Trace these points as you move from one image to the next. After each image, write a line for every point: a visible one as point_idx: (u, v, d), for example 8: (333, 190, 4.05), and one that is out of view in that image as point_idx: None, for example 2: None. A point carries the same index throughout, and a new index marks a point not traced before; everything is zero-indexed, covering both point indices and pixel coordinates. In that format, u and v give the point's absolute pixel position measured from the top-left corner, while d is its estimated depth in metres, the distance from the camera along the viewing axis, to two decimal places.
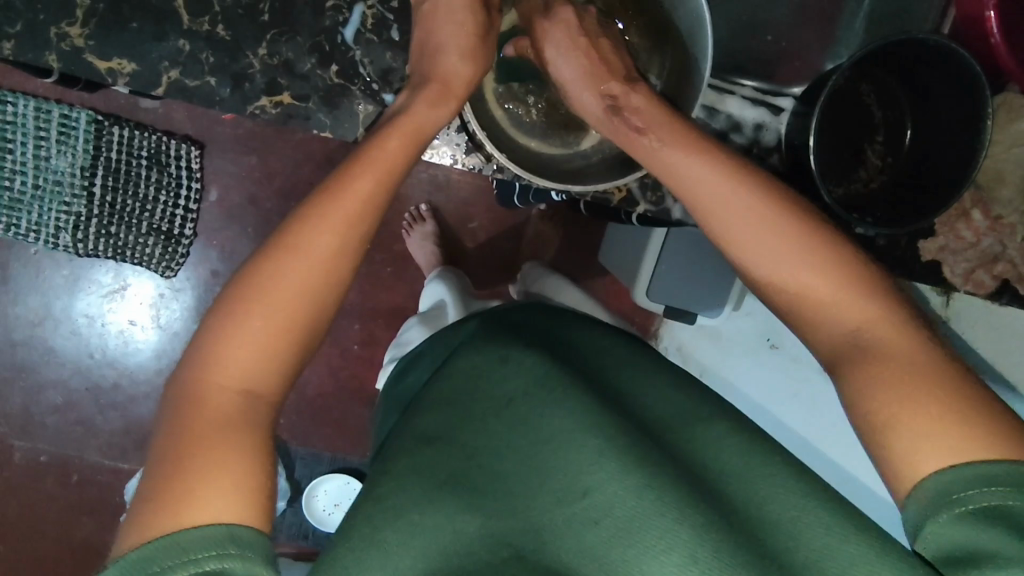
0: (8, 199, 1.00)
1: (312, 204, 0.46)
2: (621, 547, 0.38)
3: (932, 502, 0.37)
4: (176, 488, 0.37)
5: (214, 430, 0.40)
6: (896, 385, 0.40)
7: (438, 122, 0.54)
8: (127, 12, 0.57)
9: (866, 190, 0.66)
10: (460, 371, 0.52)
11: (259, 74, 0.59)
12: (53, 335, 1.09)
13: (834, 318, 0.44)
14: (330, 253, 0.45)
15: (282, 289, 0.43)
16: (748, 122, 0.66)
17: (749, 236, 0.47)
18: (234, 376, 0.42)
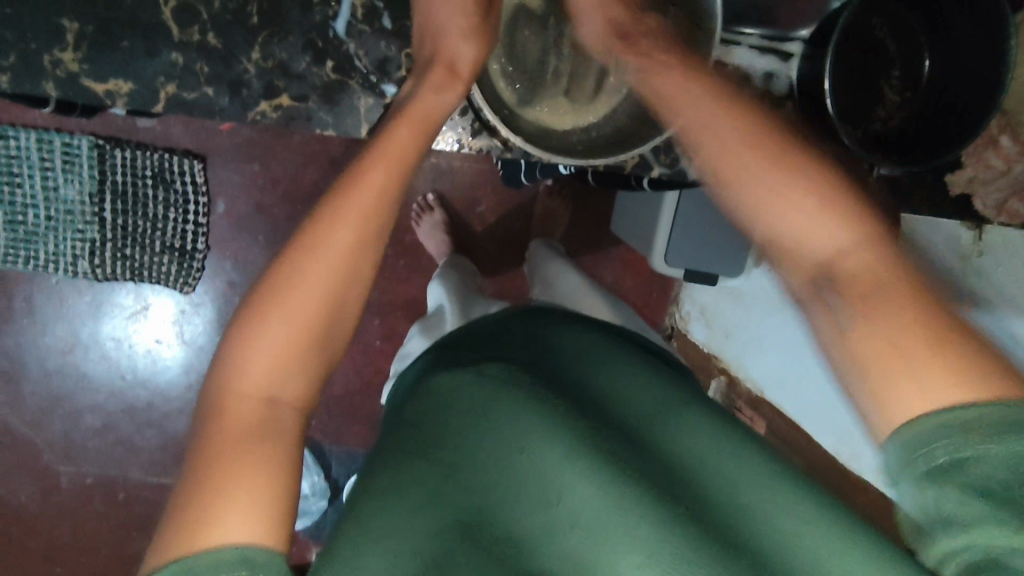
0: (24, 232, 1.01)
1: (329, 203, 0.45)
2: (600, 546, 0.38)
3: (909, 451, 0.34)
4: (203, 496, 0.38)
5: (238, 439, 0.40)
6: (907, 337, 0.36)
7: (444, 105, 0.53)
8: (115, 29, 0.57)
9: (885, 127, 0.65)
10: (446, 380, 0.51)
11: (255, 79, 0.59)
12: (84, 361, 1.10)
13: (833, 255, 0.41)
14: (347, 253, 0.44)
15: (303, 290, 0.43)
16: (758, 72, 0.64)
17: (753, 176, 0.45)
18: (261, 383, 0.42)
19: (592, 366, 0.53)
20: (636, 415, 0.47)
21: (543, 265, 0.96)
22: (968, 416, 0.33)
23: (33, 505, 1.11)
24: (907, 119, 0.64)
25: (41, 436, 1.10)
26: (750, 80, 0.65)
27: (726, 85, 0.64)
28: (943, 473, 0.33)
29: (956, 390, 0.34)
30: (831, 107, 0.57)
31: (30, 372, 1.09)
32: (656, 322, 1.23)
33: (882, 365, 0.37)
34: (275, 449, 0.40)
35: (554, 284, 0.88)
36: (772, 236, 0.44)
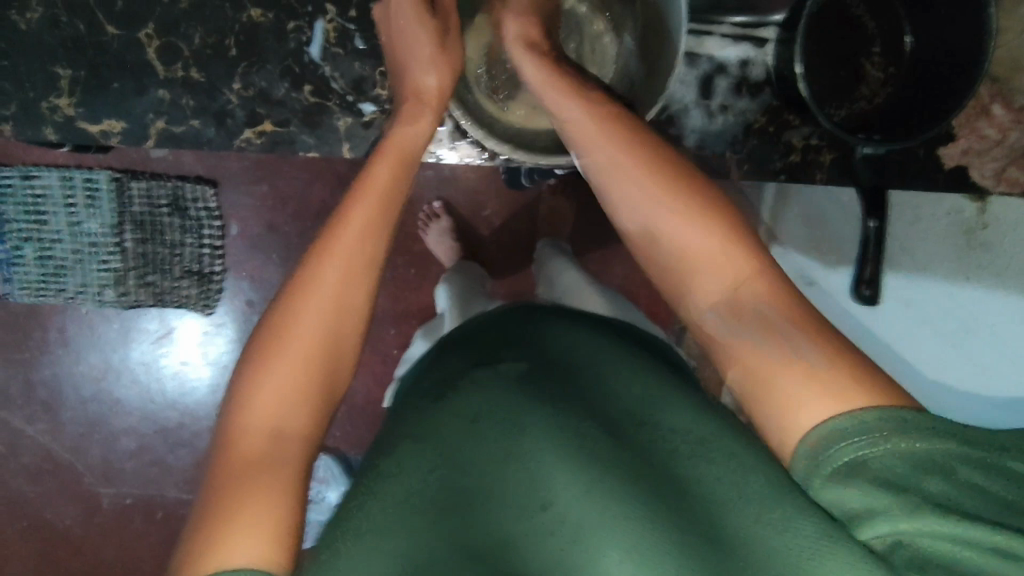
0: (53, 267, 1.06)
1: (320, 245, 0.48)
2: (585, 540, 0.39)
3: (819, 449, 0.38)
4: (215, 527, 0.39)
5: (245, 470, 0.42)
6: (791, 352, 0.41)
7: (421, 135, 0.55)
8: (106, 73, 0.63)
9: (871, 105, 0.64)
10: (438, 390, 0.53)
11: (238, 108, 0.64)
12: (116, 386, 1.15)
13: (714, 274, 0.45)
14: (340, 285, 0.47)
15: (302, 328, 0.46)
16: (732, 62, 0.66)
17: (625, 182, 0.48)
18: (267, 419, 0.43)
19: (580, 360, 0.53)
20: (622, 404, 0.48)
21: (545, 262, 0.98)
22: (869, 417, 0.37)
23: (78, 527, 1.16)
24: (891, 95, 0.63)
25: (81, 460, 1.15)
26: (726, 68, 0.67)
27: (701, 77, 0.66)
28: (850, 468, 0.36)
29: (833, 394, 0.39)
30: (808, 93, 0.57)
31: (67, 400, 1.14)
32: (670, 313, 1.22)
33: (767, 377, 0.41)
34: (279, 475, 0.42)
35: (555, 282, 0.90)
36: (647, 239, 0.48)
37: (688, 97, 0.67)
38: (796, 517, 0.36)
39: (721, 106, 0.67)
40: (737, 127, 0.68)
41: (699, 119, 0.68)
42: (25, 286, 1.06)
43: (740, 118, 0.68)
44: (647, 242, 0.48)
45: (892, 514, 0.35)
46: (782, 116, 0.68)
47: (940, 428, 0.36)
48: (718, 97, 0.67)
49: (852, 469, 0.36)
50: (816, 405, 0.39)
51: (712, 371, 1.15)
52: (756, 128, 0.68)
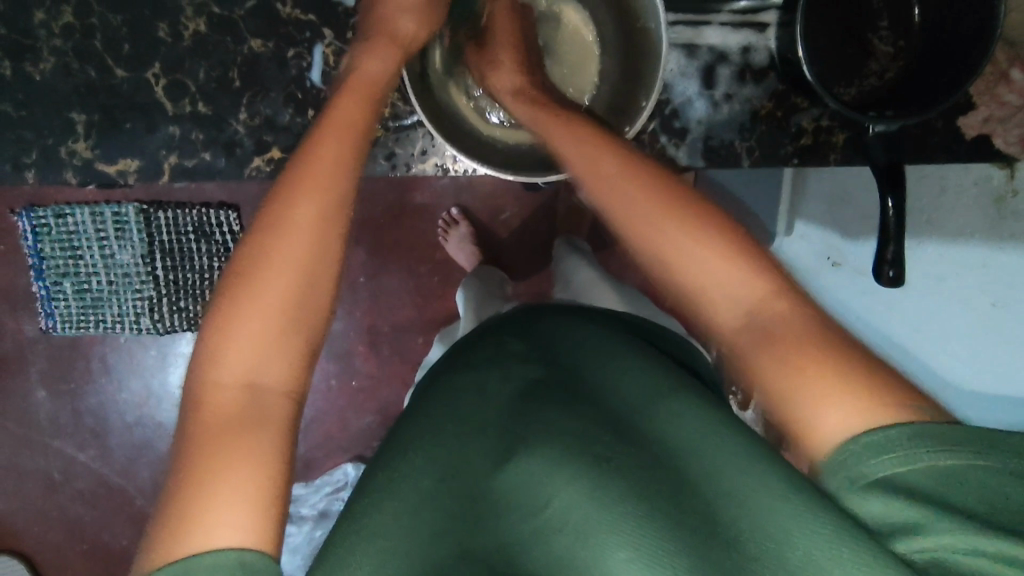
0: (90, 299, 1.10)
1: (279, 195, 0.50)
2: (590, 544, 0.38)
3: (838, 465, 0.38)
4: (192, 487, 0.40)
5: (222, 427, 0.43)
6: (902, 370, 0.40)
7: (379, 96, 0.59)
8: (119, 115, 0.70)
9: (881, 82, 0.63)
10: (446, 394, 0.54)
11: (246, 137, 0.71)
12: (158, 410, 1.19)
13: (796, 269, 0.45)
14: (309, 242, 0.48)
15: (265, 297, 0.46)
16: (734, 48, 0.72)
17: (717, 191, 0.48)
18: (237, 370, 0.45)
19: (585, 364, 0.54)
20: (626, 407, 0.48)
21: (561, 261, 0.97)
22: (890, 435, 0.37)
23: (134, 547, 1.21)
24: (902, 70, 0.63)
25: (132, 483, 1.19)
26: (728, 56, 0.73)
27: (702, 65, 0.73)
28: (916, 477, 0.36)
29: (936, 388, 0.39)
30: (812, 78, 0.56)
31: (113, 427, 1.18)
32: None
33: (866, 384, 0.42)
34: (267, 430, 0.43)
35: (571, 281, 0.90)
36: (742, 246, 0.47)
37: (691, 89, 0.74)
38: (816, 518, 0.36)
39: (725, 94, 0.74)
40: (743, 113, 0.74)
41: (704, 106, 0.74)
42: (65, 319, 1.11)
43: (746, 104, 0.74)
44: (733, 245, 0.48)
45: (932, 533, 0.34)
46: (789, 101, 0.74)
47: (965, 435, 0.36)
48: (722, 86, 0.74)
49: (930, 475, 0.36)
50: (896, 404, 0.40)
51: None
52: (763, 113, 0.74)
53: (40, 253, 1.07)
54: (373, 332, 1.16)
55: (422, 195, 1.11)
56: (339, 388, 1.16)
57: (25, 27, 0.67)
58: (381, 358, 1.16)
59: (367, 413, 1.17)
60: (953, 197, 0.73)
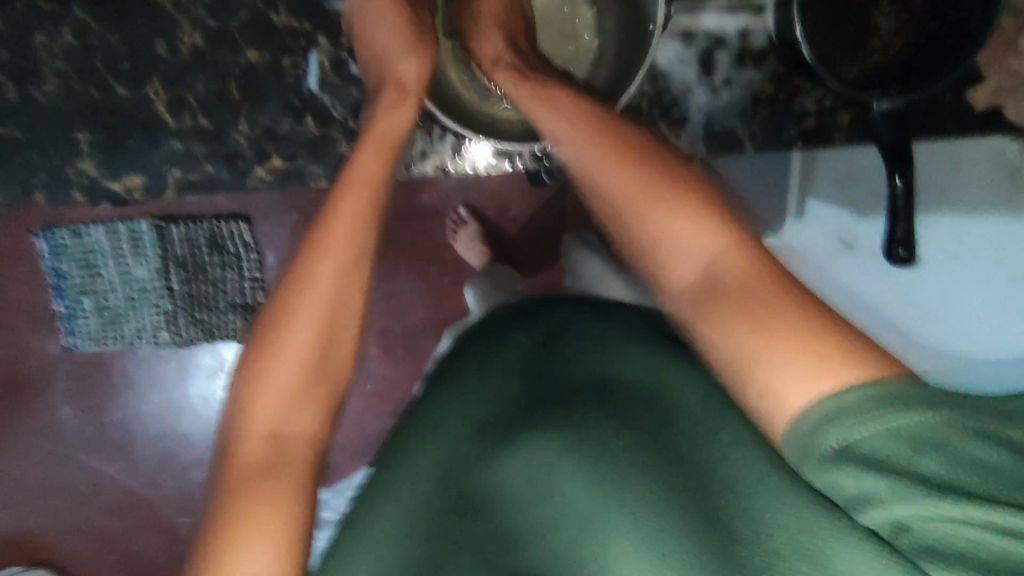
0: (110, 315, 1.12)
1: (308, 246, 0.52)
2: (588, 540, 0.41)
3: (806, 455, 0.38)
4: (227, 527, 0.44)
5: (253, 472, 0.46)
6: (762, 336, 0.42)
7: (402, 123, 0.61)
8: (122, 133, 0.71)
9: (886, 58, 0.62)
10: (452, 383, 0.55)
11: (247, 148, 0.72)
12: (180, 421, 1.21)
13: (676, 258, 0.48)
14: (333, 294, 0.51)
15: (293, 351, 0.49)
16: (732, 33, 0.73)
17: (631, 178, 0.50)
18: (267, 420, 0.48)
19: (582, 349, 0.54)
20: (629, 388, 0.49)
21: (570, 254, 0.97)
22: (855, 400, 0.37)
23: (163, 556, 1.23)
24: (906, 44, 0.62)
25: (158, 493, 1.21)
26: (726, 41, 0.73)
27: (700, 52, 0.74)
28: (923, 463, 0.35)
29: (814, 359, 0.40)
30: (808, 57, 0.57)
31: (138, 438, 1.20)
32: None
33: (745, 358, 0.42)
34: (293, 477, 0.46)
35: (580, 273, 0.91)
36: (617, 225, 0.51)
37: (689, 77, 0.75)
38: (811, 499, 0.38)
39: (725, 79, 0.75)
40: (743, 98, 0.76)
41: (705, 94, 0.75)
42: (87, 336, 1.13)
43: (745, 89, 0.75)
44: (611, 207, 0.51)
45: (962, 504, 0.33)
46: (790, 82, 0.75)
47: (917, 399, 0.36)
48: (721, 72, 0.75)
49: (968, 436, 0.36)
50: (794, 371, 0.40)
51: None
52: (764, 97, 0.76)
53: (58, 272, 1.09)
54: (388, 335, 1.16)
55: (429, 196, 1.12)
56: (357, 392, 1.16)
57: (26, 51, 0.68)
58: (396, 360, 1.17)
59: (385, 416, 1.18)
60: (966, 160, 0.74)
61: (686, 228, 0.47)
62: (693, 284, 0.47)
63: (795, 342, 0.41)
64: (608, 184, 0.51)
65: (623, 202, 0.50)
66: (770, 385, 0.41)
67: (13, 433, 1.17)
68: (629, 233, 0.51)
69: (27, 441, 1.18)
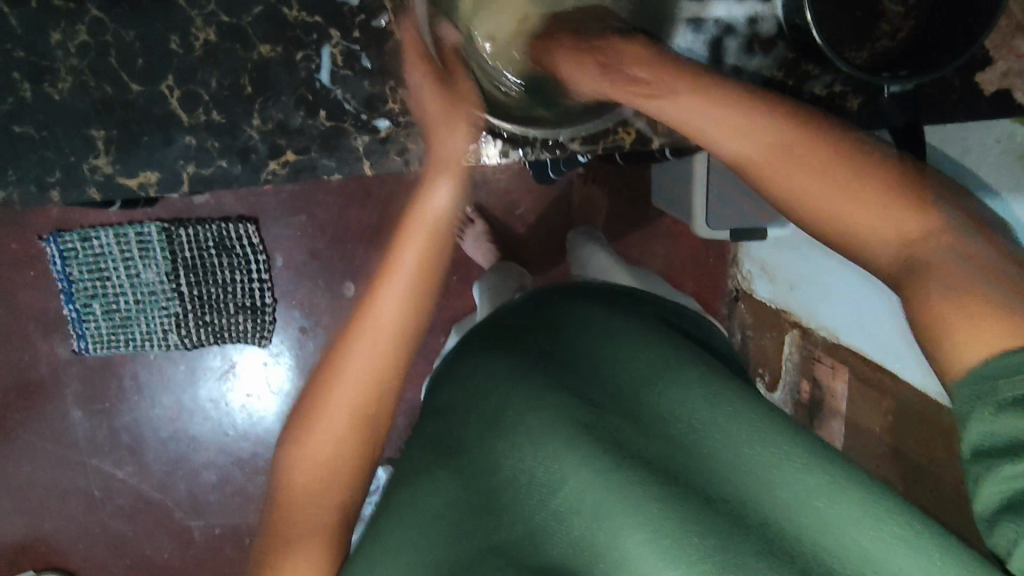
0: (119, 318, 1.13)
1: (387, 267, 0.54)
2: (600, 530, 0.39)
3: (968, 396, 0.36)
4: (278, 532, 0.47)
5: (308, 489, 0.49)
6: (961, 305, 0.38)
7: (456, 147, 0.63)
8: (137, 129, 0.71)
9: (895, 42, 0.63)
10: (468, 383, 0.57)
11: (260, 143, 0.72)
12: (191, 423, 1.21)
13: (863, 233, 0.44)
14: (398, 317, 0.53)
15: (355, 367, 0.51)
16: (741, 20, 0.72)
17: (715, 122, 0.52)
18: (326, 448, 0.49)
19: (595, 343, 0.54)
20: (638, 382, 0.49)
21: (576, 248, 0.97)
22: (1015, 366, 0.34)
23: (176, 559, 1.23)
24: (916, 27, 0.62)
25: (170, 496, 1.22)
26: (735, 28, 0.72)
27: (709, 40, 0.72)
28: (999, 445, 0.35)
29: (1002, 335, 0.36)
30: (821, 41, 0.56)
31: (150, 441, 1.21)
32: (718, 288, 1.19)
33: (935, 330, 0.39)
34: (337, 495, 0.49)
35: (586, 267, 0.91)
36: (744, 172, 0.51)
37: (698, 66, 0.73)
38: (819, 487, 0.39)
39: (734, 66, 0.73)
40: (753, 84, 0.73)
41: None
42: (96, 339, 1.13)
43: (755, 76, 0.73)
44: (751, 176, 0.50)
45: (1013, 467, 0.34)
46: (800, 69, 0.73)
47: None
48: (730, 60, 0.73)
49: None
50: (974, 347, 0.36)
51: (772, 341, 1.10)
52: (774, 82, 0.73)
53: (69, 276, 1.10)
54: None
55: None
56: None
57: (42, 49, 0.69)
58: None
59: (396, 415, 1.18)
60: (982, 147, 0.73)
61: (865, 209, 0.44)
62: (891, 270, 0.43)
63: (961, 310, 0.37)
64: (729, 143, 0.51)
65: (792, 173, 0.48)
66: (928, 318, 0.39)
67: (24, 436, 1.18)
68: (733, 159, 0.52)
69: (41, 443, 1.18)
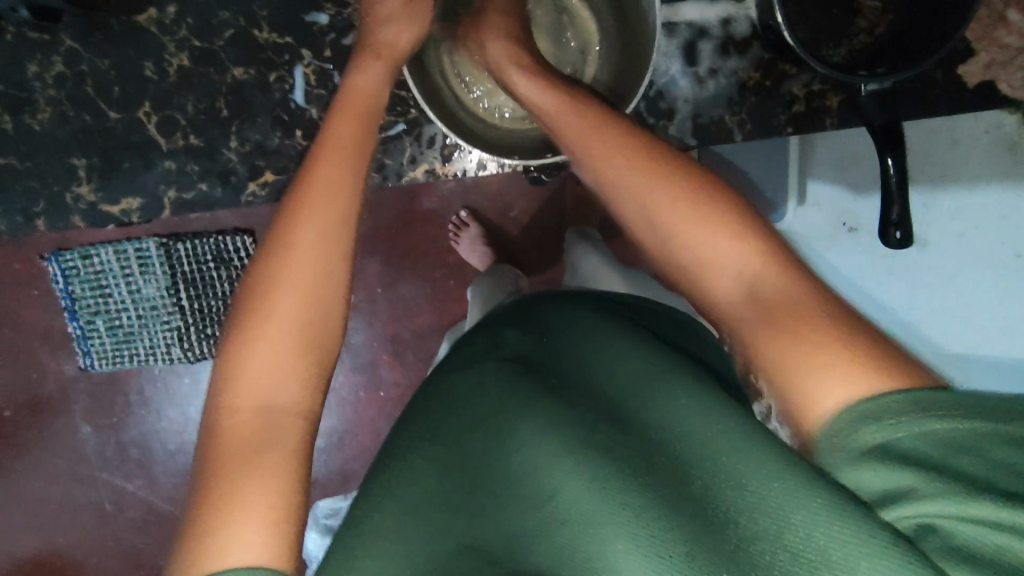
0: (123, 334, 1.14)
1: (286, 211, 0.53)
2: (589, 533, 0.39)
3: (849, 431, 0.37)
4: (221, 493, 0.44)
5: (245, 439, 0.46)
6: (804, 347, 0.41)
7: (374, 83, 0.63)
8: (116, 156, 0.74)
9: (872, 38, 0.63)
10: (454, 387, 0.55)
11: (240, 164, 0.74)
12: (197, 435, 1.22)
13: (717, 275, 0.47)
14: (309, 267, 0.51)
15: (277, 318, 0.49)
16: (715, 21, 0.74)
17: (612, 163, 0.54)
18: (252, 391, 0.48)
19: (582, 347, 0.54)
20: (626, 386, 0.48)
21: (570, 250, 0.96)
22: (884, 404, 0.37)
23: None
24: (893, 23, 0.62)
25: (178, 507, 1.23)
26: (709, 30, 0.75)
27: (682, 42, 0.75)
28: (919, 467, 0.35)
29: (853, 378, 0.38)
30: (792, 40, 0.56)
31: (157, 455, 1.22)
32: None
33: (796, 367, 0.41)
34: (278, 449, 0.46)
35: (578, 271, 0.90)
36: (620, 207, 0.54)
37: (673, 68, 0.76)
38: (783, 487, 0.36)
39: (710, 69, 0.76)
40: (730, 86, 0.76)
41: (689, 84, 0.76)
42: (102, 356, 1.15)
43: (732, 77, 0.76)
44: (629, 208, 0.53)
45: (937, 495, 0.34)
46: (777, 69, 0.76)
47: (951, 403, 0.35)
48: (705, 62, 0.76)
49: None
50: (834, 385, 0.39)
51: None
52: (752, 84, 0.76)
53: (72, 294, 1.11)
54: (396, 340, 1.17)
55: (430, 200, 1.12)
56: (368, 399, 1.17)
57: (19, 81, 0.72)
58: (405, 364, 1.17)
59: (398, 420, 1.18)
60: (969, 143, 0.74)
61: (720, 247, 0.47)
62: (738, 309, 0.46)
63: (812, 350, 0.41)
64: (605, 171, 0.54)
65: (653, 201, 0.51)
66: (802, 378, 0.40)
67: (34, 454, 1.19)
68: (602, 184, 0.55)
69: (49, 460, 1.20)
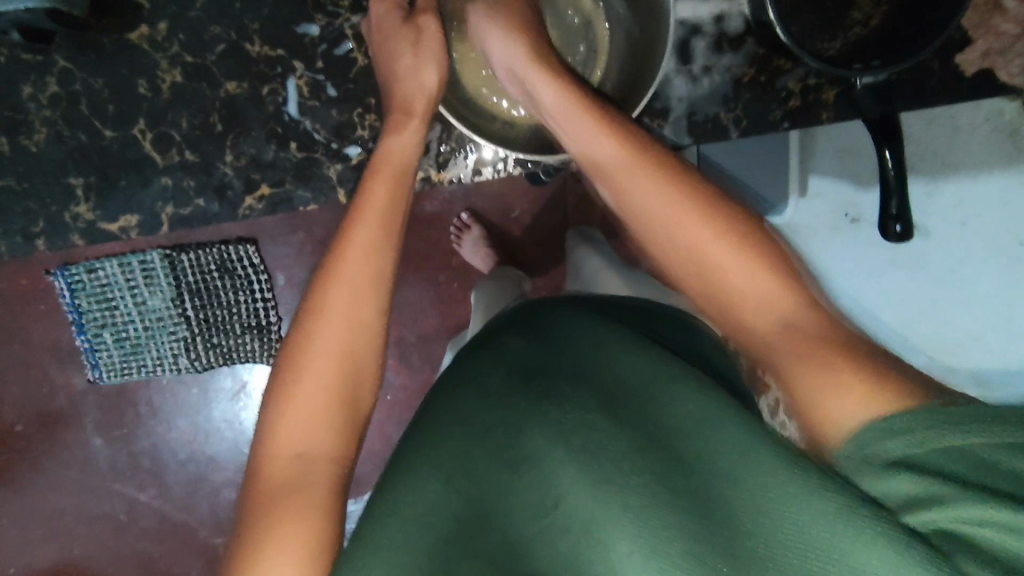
0: (130, 346, 1.15)
1: (325, 274, 0.54)
2: (594, 539, 0.40)
3: (859, 447, 0.39)
4: (257, 527, 0.45)
5: (279, 484, 0.47)
6: (822, 375, 0.44)
7: (408, 146, 0.63)
8: (114, 174, 0.74)
9: (867, 30, 0.63)
10: (456, 390, 0.55)
11: (236, 178, 0.75)
12: (207, 444, 1.23)
13: (755, 319, 0.50)
14: (345, 331, 0.52)
15: (315, 372, 0.51)
16: (708, 18, 0.74)
17: (650, 196, 0.55)
18: (291, 444, 0.49)
19: (585, 351, 0.54)
20: (630, 387, 0.48)
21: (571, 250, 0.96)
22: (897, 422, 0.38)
23: None
24: (888, 14, 0.62)
25: (191, 516, 1.24)
26: (701, 27, 0.75)
27: (679, 39, 0.75)
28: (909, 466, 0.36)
29: (862, 399, 0.41)
30: (785, 37, 0.55)
31: (169, 465, 1.23)
32: None
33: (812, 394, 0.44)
34: (316, 490, 0.47)
35: (579, 271, 0.90)
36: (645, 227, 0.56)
37: (669, 67, 0.75)
38: (792, 486, 0.36)
39: (704, 66, 0.75)
40: (723, 83, 0.76)
41: (686, 82, 0.76)
42: (110, 368, 1.15)
43: (726, 73, 0.76)
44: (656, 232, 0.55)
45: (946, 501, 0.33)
46: (771, 63, 0.75)
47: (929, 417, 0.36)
48: (699, 60, 0.75)
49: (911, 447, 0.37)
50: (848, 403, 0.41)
51: None
52: (745, 80, 0.76)
53: (78, 308, 1.12)
54: (402, 343, 1.17)
55: (431, 203, 1.13)
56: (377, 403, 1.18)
57: (15, 103, 0.72)
58: (411, 367, 1.17)
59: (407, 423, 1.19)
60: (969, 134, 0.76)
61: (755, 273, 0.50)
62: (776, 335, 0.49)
63: (844, 389, 0.42)
64: (636, 203, 0.56)
65: (688, 232, 0.53)
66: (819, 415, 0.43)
67: (47, 468, 1.20)
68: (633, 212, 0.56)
69: (62, 474, 1.21)
